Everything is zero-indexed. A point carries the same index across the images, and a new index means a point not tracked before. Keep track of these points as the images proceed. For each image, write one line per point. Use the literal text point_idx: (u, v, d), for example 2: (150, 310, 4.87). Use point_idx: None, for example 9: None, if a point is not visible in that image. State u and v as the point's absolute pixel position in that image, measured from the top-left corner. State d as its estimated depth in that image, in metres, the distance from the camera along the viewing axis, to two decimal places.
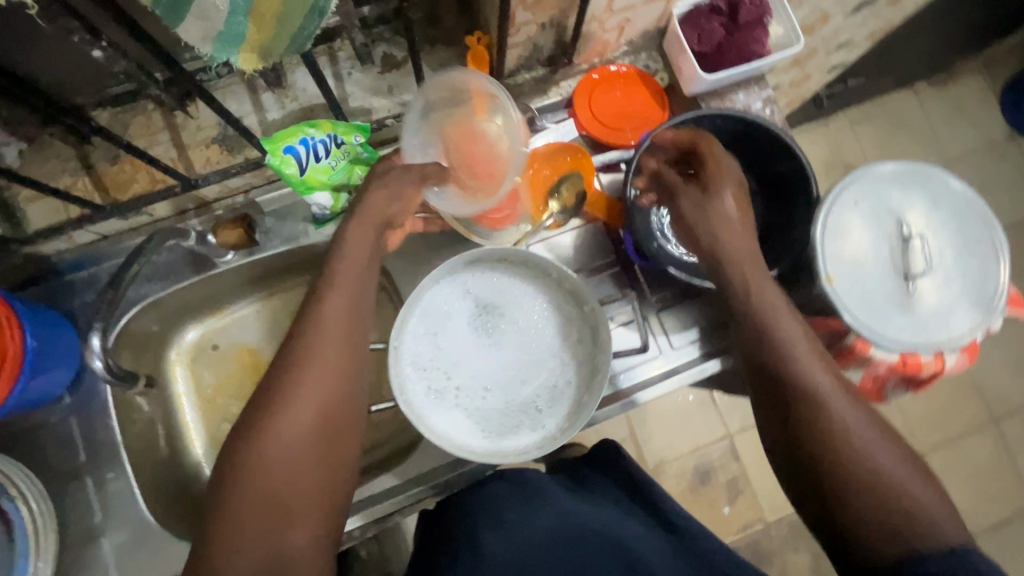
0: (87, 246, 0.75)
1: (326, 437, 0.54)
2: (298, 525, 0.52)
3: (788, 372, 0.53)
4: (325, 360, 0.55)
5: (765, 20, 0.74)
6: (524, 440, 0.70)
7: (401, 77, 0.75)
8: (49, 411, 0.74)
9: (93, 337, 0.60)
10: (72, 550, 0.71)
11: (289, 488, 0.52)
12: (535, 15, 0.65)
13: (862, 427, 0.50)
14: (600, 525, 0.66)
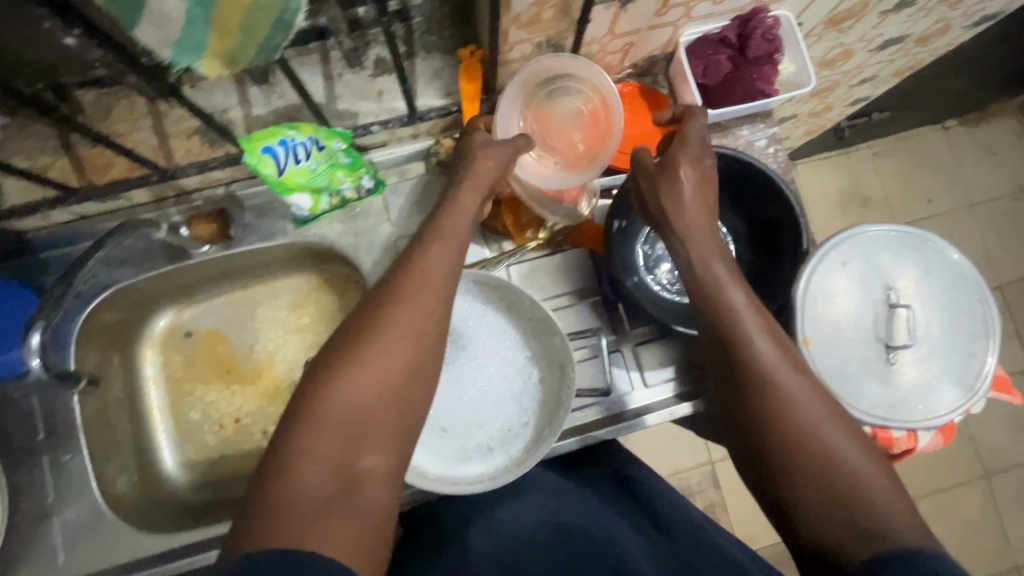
0: (63, 225, 0.74)
1: (416, 364, 0.50)
2: (373, 452, 0.47)
3: (759, 375, 0.49)
4: (406, 315, 0.50)
5: (775, 57, 0.71)
6: (476, 469, 0.69)
7: (392, 83, 0.73)
8: (12, 387, 0.74)
9: (32, 334, 0.61)
10: (24, 526, 0.72)
11: (370, 406, 0.48)
12: (531, 34, 0.63)
13: (840, 439, 0.46)
14: (594, 516, 0.65)
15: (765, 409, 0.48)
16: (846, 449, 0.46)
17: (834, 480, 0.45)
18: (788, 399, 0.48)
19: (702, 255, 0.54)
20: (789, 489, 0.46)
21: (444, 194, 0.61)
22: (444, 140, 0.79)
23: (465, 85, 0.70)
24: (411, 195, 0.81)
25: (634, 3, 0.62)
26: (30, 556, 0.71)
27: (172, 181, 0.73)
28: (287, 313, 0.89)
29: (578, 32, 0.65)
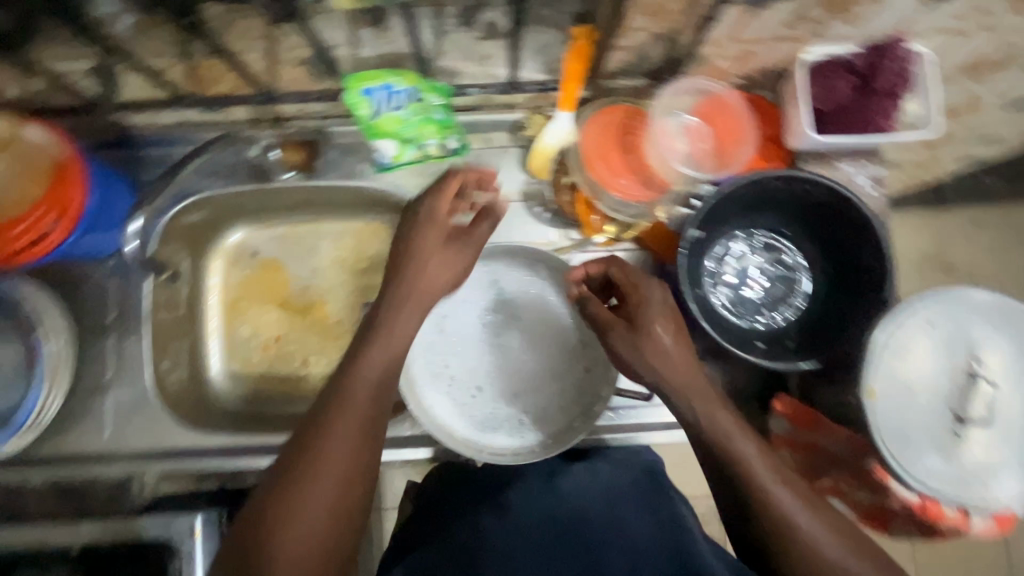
0: (167, 127, 0.78)
1: (377, 430, 0.54)
2: (333, 523, 0.50)
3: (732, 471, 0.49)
4: (361, 399, 0.54)
5: (900, 94, 0.67)
6: (501, 442, 0.69)
7: (498, 49, 0.73)
8: (94, 267, 0.79)
9: None
10: (80, 397, 0.77)
11: (337, 482, 0.50)
12: (650, 23, 0.61)
13: (811, 524, 0.47)
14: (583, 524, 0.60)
15: (767, 526, 0.48)
16: (852, 563, 0.46)
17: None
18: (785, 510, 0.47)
19: (703, 409, 0.52)
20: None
21: None
22: (538, 116, 0.78)
23: (570, 63, 0.68)
24: (491, 163, 0.81)
25: (767, 9, 0.59)
26: (79, 425, 0.76)
27: (271, 104, 0.76)
28: (349, 254, 0.92)
29: (700, 29, 0.62)
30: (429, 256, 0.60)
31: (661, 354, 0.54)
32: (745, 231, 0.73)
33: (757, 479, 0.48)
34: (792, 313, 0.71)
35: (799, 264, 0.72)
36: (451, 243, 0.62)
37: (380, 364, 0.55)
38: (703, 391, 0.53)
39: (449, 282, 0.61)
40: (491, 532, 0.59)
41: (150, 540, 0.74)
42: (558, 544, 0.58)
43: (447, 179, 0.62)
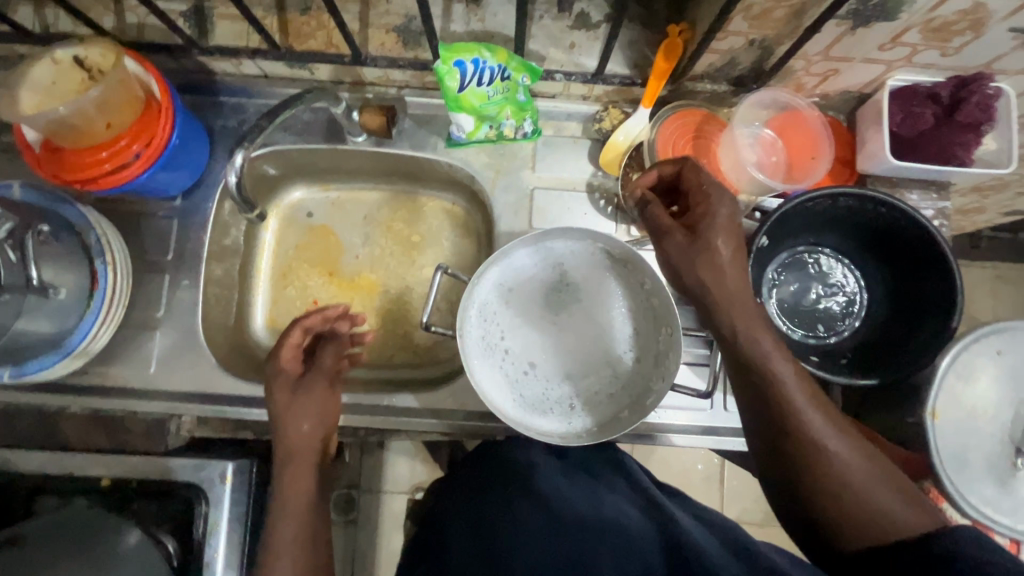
0: (250, 77, 0.80)
1: (305, 457, 0.64)
2: (308, 541, 0.61)
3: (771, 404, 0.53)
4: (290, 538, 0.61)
5: (982, 128, 0.67)
6: (549, 422, 0.70)
7: (586, 40, 0.74)
8: (160, 205, 0.80)
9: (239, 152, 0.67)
10: (129, 330, 0.77)
11: (294, 511, 0.62)
12: (751, 28, 0.62)
13: (840, 445, 0.51)
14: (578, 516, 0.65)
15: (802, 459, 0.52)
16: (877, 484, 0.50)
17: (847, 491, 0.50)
18: (821, 438, 0.51)
19: (747, 329, 0.54)
20: (816, 521, 0.51)
21: None
22: (614, 110, 0.79)
23: (660, 60, 0.68)
24: (561, 152, 0.82)
25: (869, 28, 0.60)
26: (125, 358, 0.77)
27: (356, 67, 0.77)
28: (402, 227, 0.93)
29: (797, 41, 0.63)
30: (292, 403, 0.65)
31: (719, 275, 0.54)
32: (809, 245, 0.73)
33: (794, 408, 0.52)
34: (848, 331, 0.72)
35: (859, 285, 0.73)
36: (304, 389, 0.66)
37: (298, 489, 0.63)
38: (752, 314, 0.54)
39: (324, 412, 0.66)
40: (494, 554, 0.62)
41: (181, 481, 0.74)
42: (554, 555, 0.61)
43: (287, 347, 0.68)
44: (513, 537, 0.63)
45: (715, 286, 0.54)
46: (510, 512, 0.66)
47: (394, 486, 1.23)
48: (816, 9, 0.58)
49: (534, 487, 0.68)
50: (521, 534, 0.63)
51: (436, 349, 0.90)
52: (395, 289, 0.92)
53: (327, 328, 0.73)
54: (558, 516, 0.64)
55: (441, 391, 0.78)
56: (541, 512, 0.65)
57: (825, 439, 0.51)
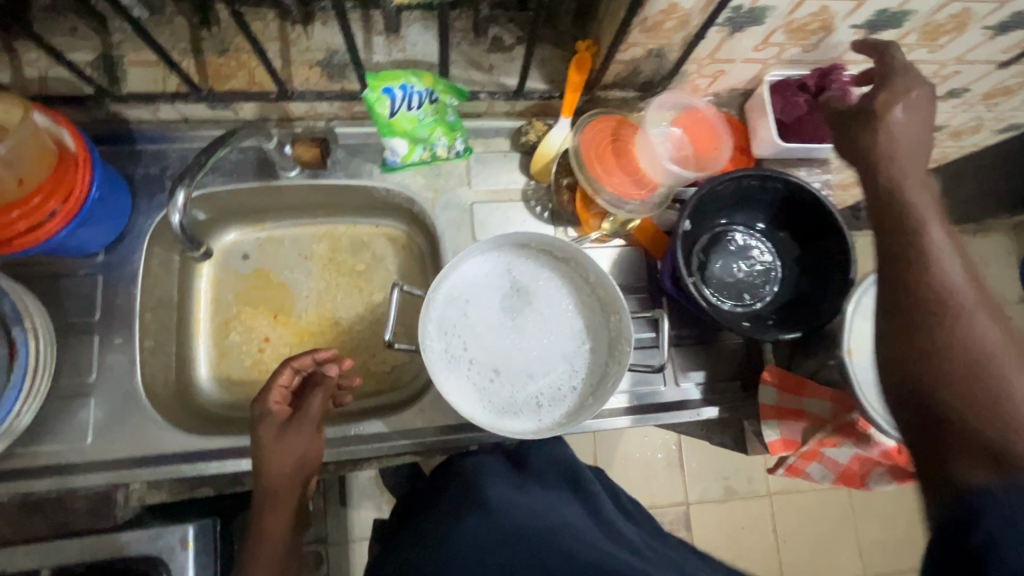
0: (170, 123, 0.78)
1: (280, 501, 0.67)
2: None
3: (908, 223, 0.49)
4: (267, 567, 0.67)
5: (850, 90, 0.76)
6: (518, 423, 0.72)
7: (504, 61, 0.79)
8: (81, 262, 0.75)
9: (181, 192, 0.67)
10: (58, 400, 0.71)
11: (271, 553, 0.67)
12: (647, 39, 0.70)
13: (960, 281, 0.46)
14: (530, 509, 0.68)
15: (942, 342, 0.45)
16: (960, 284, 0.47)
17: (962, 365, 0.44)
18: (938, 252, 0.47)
19: (907, 179, 0.52)
20: (956, 449, 0.42)
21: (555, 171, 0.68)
22: (538, 122, 0.84)
23: (573, 74, 0.75)
24: (493, 166, 0.86)
25: (742, 33, 0.69)
26: (57, 431, 0.70)
27: (282, 103, 0.77)
28: (344, 258, 0.93)
29: (687, 48, 0.72)
30: (281, 444, 0.66)
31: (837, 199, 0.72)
32: (725, 223, 0.81)
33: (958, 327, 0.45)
34: (770, 294, 0.80)
35: (772, 251, 0.81)
36: (290, 432, 0.67)
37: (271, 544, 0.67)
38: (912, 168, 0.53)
39: (305, 456, 0.68)
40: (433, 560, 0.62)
41: (134, 556, 0.67)
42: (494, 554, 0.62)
43: (273, 401, 0.69)
44: (459, 542, 0.64)
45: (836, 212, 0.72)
46: (454, 523, 0.66)
47: (360, 533, 1.17)
48: (699, 19, 0.66)
49: (481, 494, 0.69)
50: (466, 538, 0.64)
51: (396, 374, 0.90)
52: (345, 320, 0.91)
53: (317, 370, 0.73)
54: (500, 521, 0.65)
55: (410, 411, 0.77)
56: (482, 517, 0.66)
57: (945, 261, 0.47)
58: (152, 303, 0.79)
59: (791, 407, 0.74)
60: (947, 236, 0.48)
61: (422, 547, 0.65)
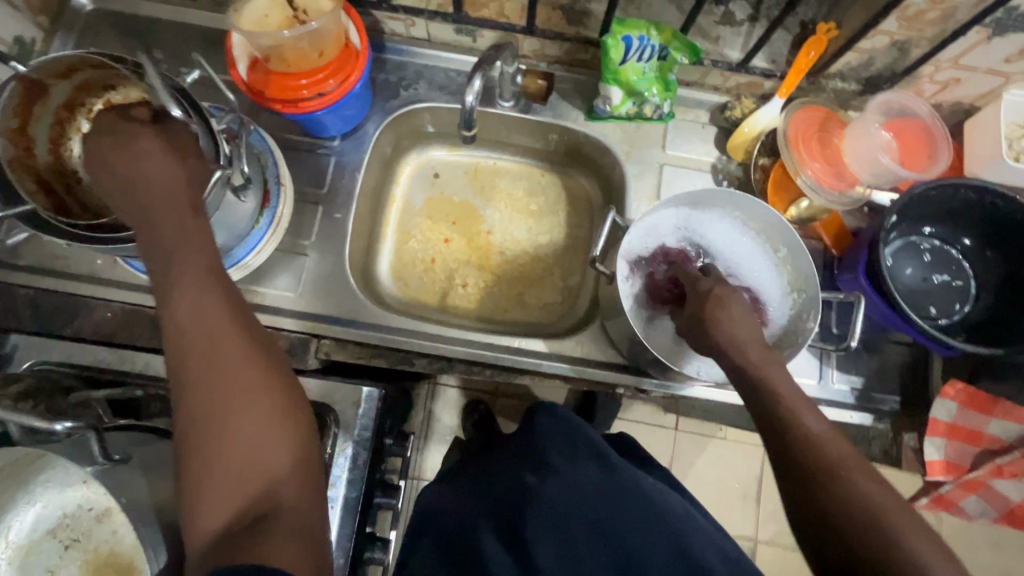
0: (417, 40, 0.87)
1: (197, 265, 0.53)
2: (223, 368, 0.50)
3: (786, 412, 0.53)
4: (206, 339, 0.50)
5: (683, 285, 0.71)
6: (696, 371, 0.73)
7: (733, 34, 0.82)
8: (320, 143, 0.86)
9: (479, 76, 0.71)
10: (280, 253, 0.81)
11: (224, 344, 0.50)
12: (899, 28, 0.70)
13: (836, 453, 0.50)
14: (633, 484, 0.69)
15: (807, 451, 0.51)
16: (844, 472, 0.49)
17: (818, 463, 0.50)
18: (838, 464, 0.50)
19: (790, 396, 0.54)
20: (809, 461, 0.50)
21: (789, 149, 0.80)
22: (745, 100, 0.86)
23: (804, 53, 0.77)
24: (690, 134, 0.89)
25: (1004, 37, 0.68)
26: (274, 278, 0.81)
27: (519, 37, 0.84)
28: (518, 194, 0.99)
29: (935, 44, 0.71)
30: (132, 167, 0.53)
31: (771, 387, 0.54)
32: (923, 232, 0.80)
33: (846, 475, 0.49)
34: (959, 313, 0.77)
35: (969, 268, 0.79)
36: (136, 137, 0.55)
37: (201, 307, 0.51)
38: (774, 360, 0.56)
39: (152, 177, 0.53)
40: (546, 487, 0.67)
41: (313, 399, 0.76)
42: (572, 508, 0.65)
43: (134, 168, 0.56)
44: (564, 483, 0.67)
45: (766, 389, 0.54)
46: (565, 466, 0.70)
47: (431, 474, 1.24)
48: (966, 14, 0.66)
49: (605, 457, 0.71)
50: (570, 481, 0.68)
51: (545, 311, 0.95)
52: (510, 251, 0.97)
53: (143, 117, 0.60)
54: (581, 487, 0.67)
55: (570, 339, 0.81)
56: (604, 473, 0.69)
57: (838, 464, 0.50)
58: (363, 193, 0.89)
59: (969, 426, 0.76)
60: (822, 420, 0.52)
61: (534, 473, 0.70)
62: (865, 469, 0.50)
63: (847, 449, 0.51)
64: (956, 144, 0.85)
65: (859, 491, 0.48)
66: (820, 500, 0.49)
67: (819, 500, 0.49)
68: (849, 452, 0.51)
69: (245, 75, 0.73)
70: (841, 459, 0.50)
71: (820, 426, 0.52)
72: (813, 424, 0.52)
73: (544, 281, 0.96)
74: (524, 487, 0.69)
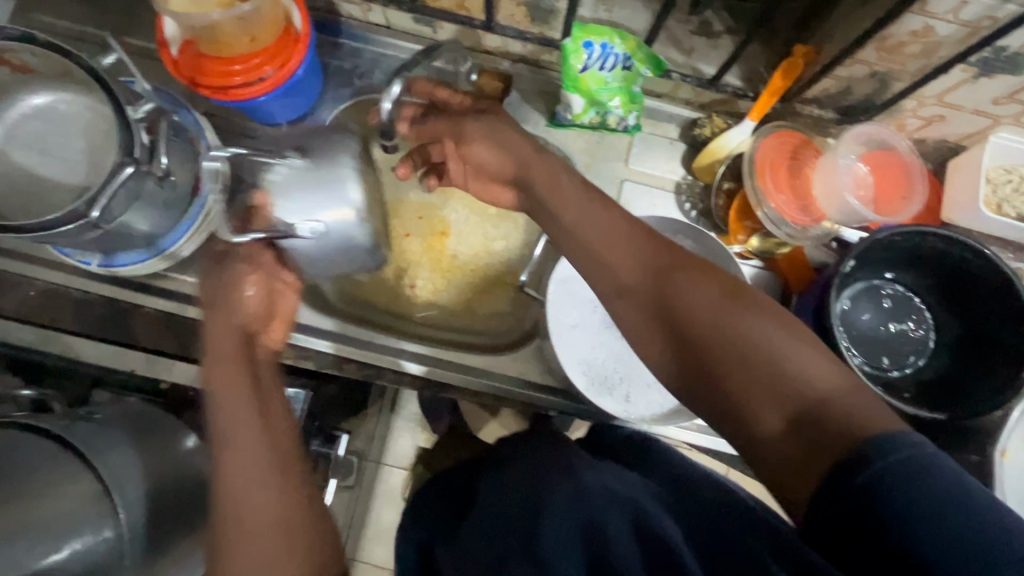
0: (374, 26, 0.82)
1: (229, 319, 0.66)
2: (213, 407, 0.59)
3: (674, 305, 0.50)
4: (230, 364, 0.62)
5: None
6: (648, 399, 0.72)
7: (706, 46, 0.77)
8: (266, 129, 0.82)
9: (394, 83, 0.68)
10: None
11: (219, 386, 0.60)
12: (878, 60, 0.64)
13: (766, 335, 0.45)
14: (612, 486, 0.56)
15: (733, 355, 0.46)
16: (787, 360, 0.44)
17: (730, 350, 0.46)
18: (764, 347, 0.45)
19: (675, 286, 0.50)
20: (717, 353, 0.46)
21: (761, 170, 0.76)
22: (716, 118, 0.81)
23: (776, 77, 0.71)
24: (656, 150, 0.84)
25: (991, 78, 0.62)
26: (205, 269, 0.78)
27: (480, 32, 0.79)
28: (478, 196, 0.94)
29: (917, 79, 0.65)
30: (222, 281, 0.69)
31: (675, 294, 0.50)
32: (884, 277, 0.75)
33: (775, 356, 0.45)
34: (911, 367, 0.74)
35: (929, 318, 0.75)
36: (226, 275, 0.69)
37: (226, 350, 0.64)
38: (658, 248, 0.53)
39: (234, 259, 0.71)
40: (525, 530, 0.54)
41: None
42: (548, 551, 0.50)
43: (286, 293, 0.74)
44: (546, 493, 0.57)
45: (655, 283, 0.51)
46: (537, 490, 0.59)
47: (392, 459, 1.28)
48: (949, 51, 0.60)
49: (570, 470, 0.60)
50: (558, 495, 0.56)
51: (493, 320, 0.92)
52: (464, 254, 0.93)
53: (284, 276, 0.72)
54: (564, 495, 0.56)
55: (507, 357, 0.79)
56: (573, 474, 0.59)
57: (768, 353, 0.45)
58: None
59: None
60: (721, 295, 0.49)
61: (516, 496, 0.60)
62: (795, 336, 0.45)
63: (777, 326, 0.46)
64: (939, 183, 0.79)
65: (787, 373, 0.44)
66: (749, 391, 0.44)
67: (741, 399, 0.45)
68: (771, 327, 0.46)
69: (176, 56, 0.68)
70: (774, 342, 0.45)
71: (718, 297, 0.49)
72: (731, 316, 0.47)
73: (495, 290, 0.92)
74: (501, 527, 0.57)
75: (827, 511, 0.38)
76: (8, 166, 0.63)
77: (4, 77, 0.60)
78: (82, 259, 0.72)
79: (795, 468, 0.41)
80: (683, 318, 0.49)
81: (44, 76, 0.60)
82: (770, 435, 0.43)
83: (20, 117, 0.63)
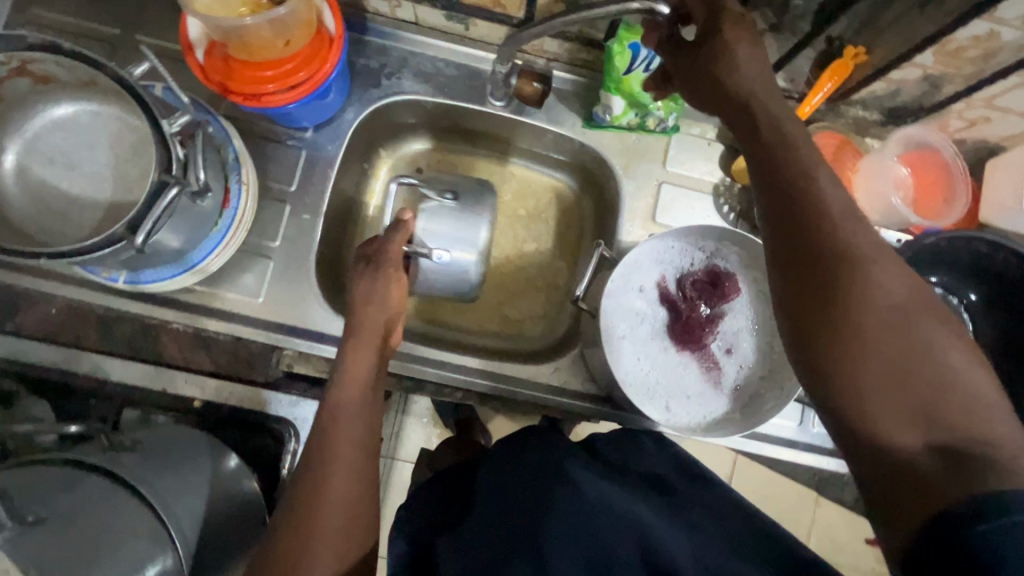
0: (403, 22, 0.78)
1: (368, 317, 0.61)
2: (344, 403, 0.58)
3: (858, 282, 0.43)
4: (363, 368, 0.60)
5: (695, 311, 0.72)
6: (693, 412, 0.71)
7: None
8: (291, 133, 0.78)
9: None
10: (243, 254, 0.76)
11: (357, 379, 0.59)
12: (934, 63, 0.64)
13: (949, 350, 0.41)
14: (611, 504, 0.54)
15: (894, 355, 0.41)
16: (969, 386, 0.40)
17: (912, 352, 0.41)
18: (949, 363, 0.40)
19: (869, 263, 0.43)
20: (891, 352, 0.41)
21: None
22: None
23: (825, 78, 0.70)
24: (694, 151, 0.82)
25: None
26: (235, 281, 0.75)
27: (517, 31, 0.75)
28: (506, 199, 0.92)
29: (971, 83, 0.65)
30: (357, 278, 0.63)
31: (865, 270, 0.43)
32: (926, 280, 0.75)
33: (944, 375, 0.40)
34: None
35: (969, 321, 0.75)
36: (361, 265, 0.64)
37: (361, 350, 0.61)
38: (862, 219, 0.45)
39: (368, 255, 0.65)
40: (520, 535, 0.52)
41: (275, 415, 0.73)
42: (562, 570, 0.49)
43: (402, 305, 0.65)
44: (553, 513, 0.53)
45: (849, 249, 0.44)
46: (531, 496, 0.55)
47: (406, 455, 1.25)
48: (1010, 56, 0.60)
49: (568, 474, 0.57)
50: (566, 513, 0.53)
51: (525, 325, 0.90)
52: (493, 258, 0.91)
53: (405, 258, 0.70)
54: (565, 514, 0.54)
55: (548, 365, 0.78)
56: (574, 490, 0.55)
57: (948, 369, 0.40)
58: (339, 191, 0.82)
59: None
60: (914, 293, 0.43)
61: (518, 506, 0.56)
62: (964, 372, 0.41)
63: (956, 338, 0.41)
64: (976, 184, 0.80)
65: (965, 397, 0.40)
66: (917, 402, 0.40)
67: (897, 403, 0.40)
68: (957, 347, 0.41)
69: (203, 60, 0.64)
70: (958, 360, 0.41)
71: (912, 300, 0.43)
72: (920, 321, 0.42)
73: (527, 295, 0.91)
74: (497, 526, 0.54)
75: (926, 554, 0.36)
76: (28, 183, 0.59)
77: (23, 88, 0.56)
78: (107, 276, 0.68)
79: (919, 483, 0.38)
80: (868, 304, 0.42)
81: (66, 86, 0.56)
82: (906, 450, 0.40)
83: (41, 129, 0.59)
